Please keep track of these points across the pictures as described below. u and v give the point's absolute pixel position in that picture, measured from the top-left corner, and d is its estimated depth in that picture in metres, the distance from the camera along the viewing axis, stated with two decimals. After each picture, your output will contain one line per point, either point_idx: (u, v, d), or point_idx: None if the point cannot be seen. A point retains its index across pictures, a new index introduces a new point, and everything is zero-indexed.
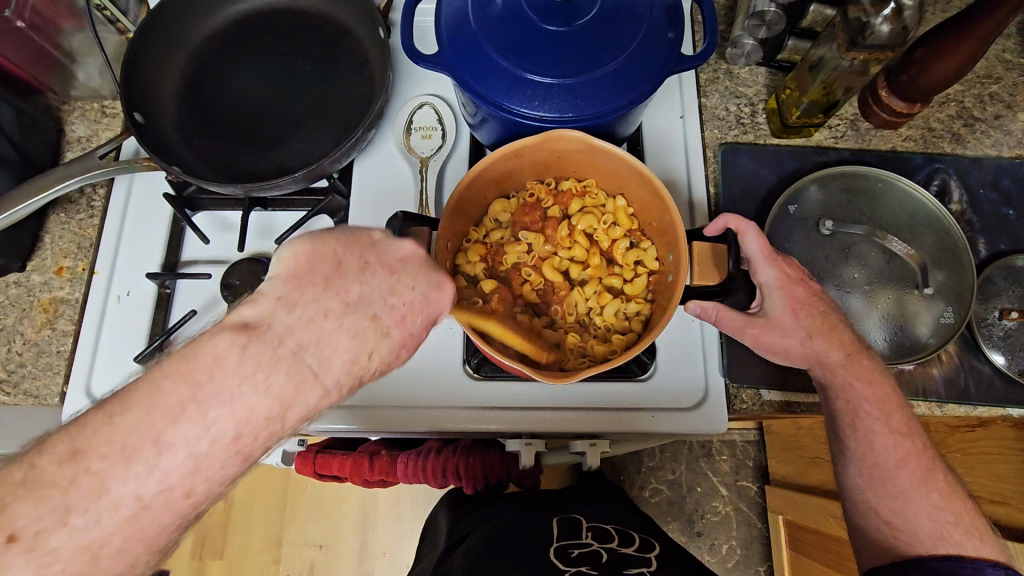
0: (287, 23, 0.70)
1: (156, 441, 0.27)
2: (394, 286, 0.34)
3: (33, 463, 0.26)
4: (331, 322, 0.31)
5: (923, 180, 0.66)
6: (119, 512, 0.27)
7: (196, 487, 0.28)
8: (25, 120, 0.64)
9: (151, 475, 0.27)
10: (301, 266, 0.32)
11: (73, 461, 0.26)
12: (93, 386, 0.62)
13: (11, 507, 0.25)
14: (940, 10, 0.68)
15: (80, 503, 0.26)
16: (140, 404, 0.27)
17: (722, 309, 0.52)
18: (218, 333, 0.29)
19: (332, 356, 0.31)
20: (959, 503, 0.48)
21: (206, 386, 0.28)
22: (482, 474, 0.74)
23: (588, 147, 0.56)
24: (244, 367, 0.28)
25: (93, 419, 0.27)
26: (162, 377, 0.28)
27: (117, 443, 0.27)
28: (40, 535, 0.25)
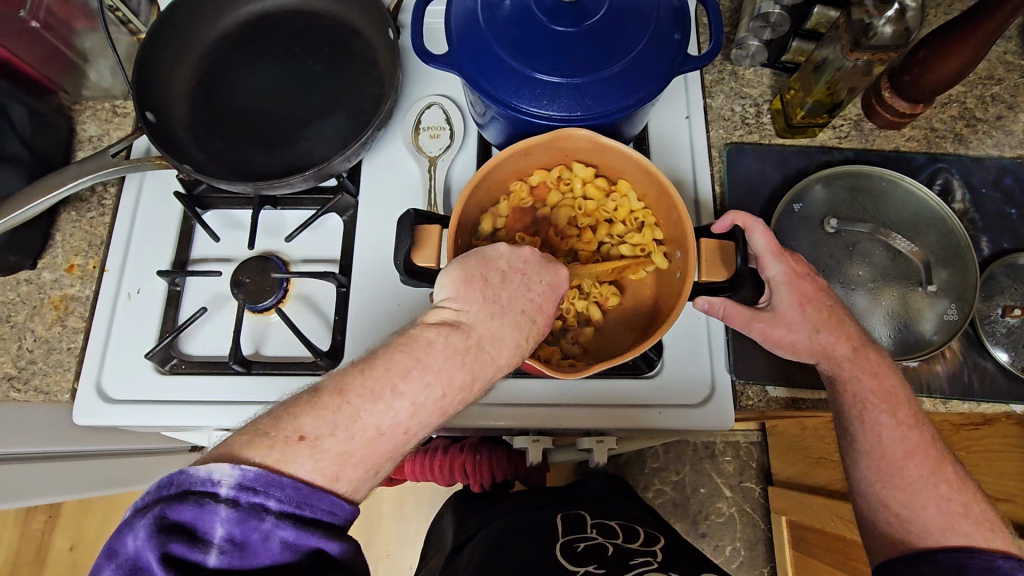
0: (297, 24, 0.70)
1: (393, 388, 0.36)
2: (526, 285, 0.44)
3: (313, 395, 0.35)
4: (500, 322, 0.41)
5: (926, 179, 0.67)
6: (366, 434, 0.35)
7: (411, 426, 0.37)
8: (39, 120, 0.65)
9: (388, 412, 0.36)
10: (462, 287, 0.41)
11: (339, 395, 0.35)
12: (104, 382, 0.62)
13: (300, 418, 0.34)
14: (941, 12, 0.69)
15: (343, 424, 0.34)
16: (381, 364, 0.36)
17: (729, 305, 0.53)
18: (426, 328, 0.39)
19: (503, 340, 0.41)
20: (967, 493, 0.49)
21: (425, 359, 0.37)
22: (489, 472, 0.74)
23: (594, 145, 0.57)
24: (448, 349, 0.38)
25: (352, 370, 0.36)
26: (395, 350, 0.37)
27: (368, 387, 0.36)
28: (319, 439, 0.34)
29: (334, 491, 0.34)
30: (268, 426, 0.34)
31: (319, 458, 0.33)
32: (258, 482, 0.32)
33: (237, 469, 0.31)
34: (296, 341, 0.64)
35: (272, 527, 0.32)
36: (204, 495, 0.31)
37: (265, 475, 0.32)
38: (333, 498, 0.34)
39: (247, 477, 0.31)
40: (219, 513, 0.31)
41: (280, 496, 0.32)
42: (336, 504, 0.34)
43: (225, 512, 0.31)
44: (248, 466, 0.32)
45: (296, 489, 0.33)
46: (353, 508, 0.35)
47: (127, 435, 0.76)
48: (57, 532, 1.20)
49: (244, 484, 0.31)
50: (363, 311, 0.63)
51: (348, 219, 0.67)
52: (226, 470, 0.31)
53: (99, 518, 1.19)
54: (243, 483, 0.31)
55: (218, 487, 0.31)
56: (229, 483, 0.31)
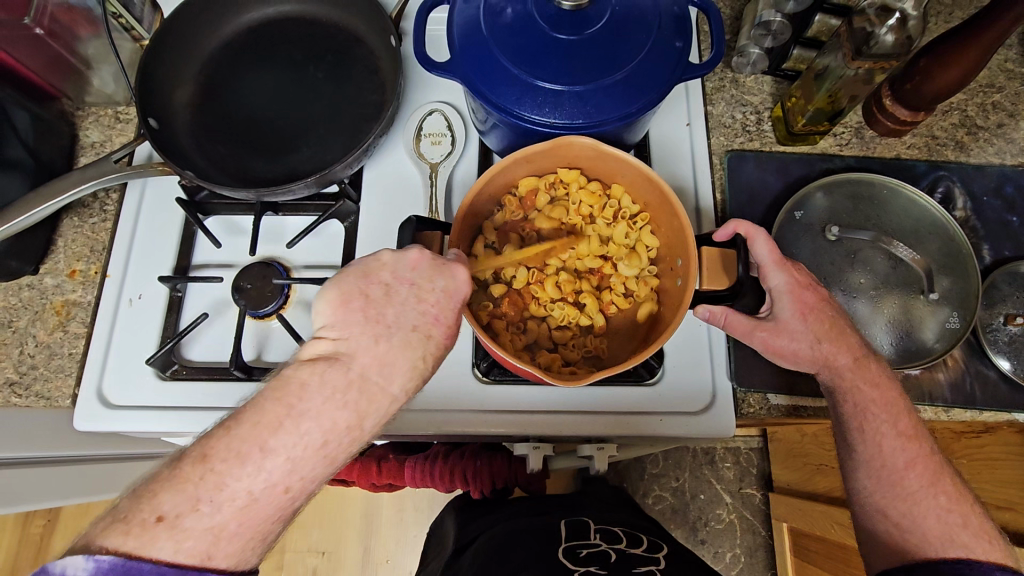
0: (299, 32, 0.71)
1: (263, 446, 0.34)
2: (416, 296, 0.42)
3: (175, 467, 0.34)
4: (383, 342, 0.39)
5: (927, 187, 0.67)
6: (235, 502, 0.34)
7: (291, 482, 0.35)
8: (41, 126, 0.65)
9: (258, 474, 0.34)
10: (340, 311, 0.40)
11: (202, 464, 0.34)
12: (105, 388, 0.62)
13: (158, 496, 0.33)
14: (942, 20, 0.69)
15: (205, 496, 0.33)
16: (249, 418, 0.35)
17: (730, 314, 0.53)
18: (301, 366, 0.37)
19: (393, 366, 0.39)
20: (967, 504, 0.49)
21: (299, 405, 0.36)
22: (488, 478, 0.74)
23: (596, 152, 0.58)
24: (326, 388, 0.36)
25: (219, 432, 0.35)
26: (264, 400, 0.36)
27: (233, 449, 0.34)
28: (178, 518, 0.33)
29: (209, 566, 0.33)
30: (126, 510, 0.33)
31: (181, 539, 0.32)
32: (114, 572, 0.30)
33: (91, 561, 0.30)
34: (297, 347, 0.64)
35: None
36: None
37: (122, 563, 0.31)
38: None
39: (101, 568, 0.30)
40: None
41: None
42: None
43: None
44: (102, 556, 0.30)
45: (160, 574, 0.31)
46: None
47: (126, 439, 0.76)
48: (55, 536, 1.20)
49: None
50: None
51: (349, 225, 0.67)
52: (79, 562, 0.30)
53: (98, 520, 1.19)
54: (97, 574, 0.30)
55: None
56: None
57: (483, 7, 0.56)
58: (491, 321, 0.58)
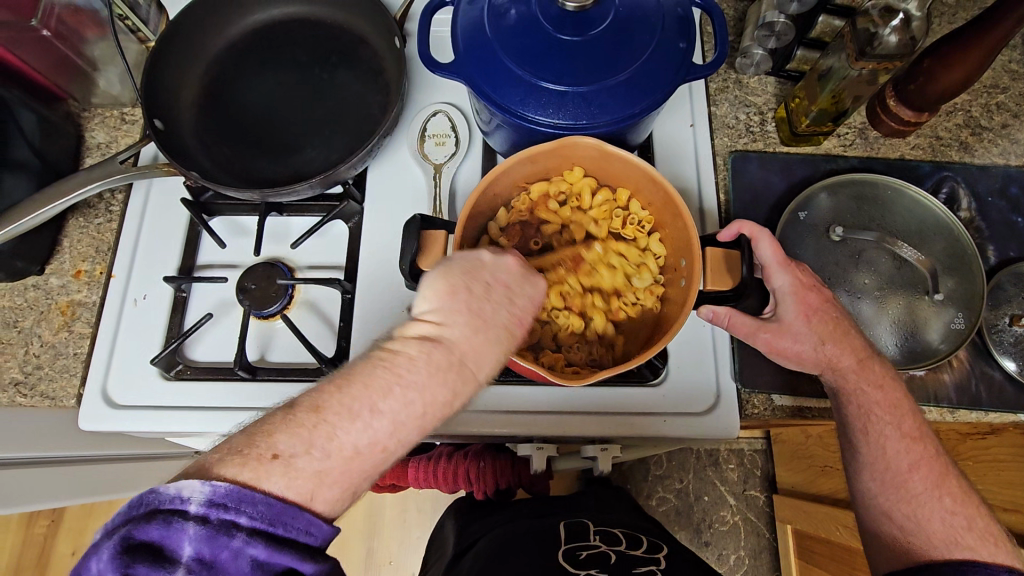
0: (304, 33, 0.71)
1: (372, 407, 0.34)
2: (510, 298, 0.40)
3: (289, 411, 0.34)
4: (481, 339, 0.38)
5: (932, 188, 0.67)
6: (343, 453, 0.34)
7: (389, 443, 0.35)
8: (48, 127, 0.65)
9: (367, 430, 0.34)
10: (445, 298, 0.38)
11: (315, 412, 0.34)
12: (109, 387, 0.62)
13: (275, 434, 0.33)
14: (946, 21, 0.69)
15: (319, 441, 0.33)
16: (360, 380, 0.35)
17: (734, 315, 0.53)
18: (407, 342, 0.37)
19: (486, 359, 0.38)
20: (973, 506, 0.48)
21: (407, 376, 0.35)
22: (493, 480, 0.73)
23: (600, 153, 0.57)
24: (431, 367, 0.36)
25: (327, 388, 0.35)
26: (375, 367, 0.35)
27: (345, 405, 0.34)
28: (292, 458, 0.32)
29: (310, 509, 0.33)
30: (241, 444, 0.33)
31: (291, 479, 0.32)
32: (229, 499, 0.31)
33: (207, 486, 0.30)
34: (300, 348, 0.64)
35: (243, 545, 0.31)
36: (173, 512, 0.30)
37: (236, 492, 0.31)
38: (310, 516, 0.33)
39: (218, 493, 0.30)
40: (187, 532, 0.30)
41: (252, 513, 0.31)
42: (314, 524, 0.33)
43: (194, 531, 0.30)
44: (219, 482, 0.31)
45: (269, 506, 0.31)
46: (331, 524, 0.34)
47: (130, 440, 0.76)
48: (59, 537, 1.20)
49: (214, 501, 0.30)
50: (368, 318, 0.63)
51: (353, 226, 0.67)
52: (196, 486, 0.30)
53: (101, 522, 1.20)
54: (213, 499, 0.30)
55: (187, 504, 0.30)
56: (199, 499, 0.30)
57: (487, 8, 0.56)
58: None
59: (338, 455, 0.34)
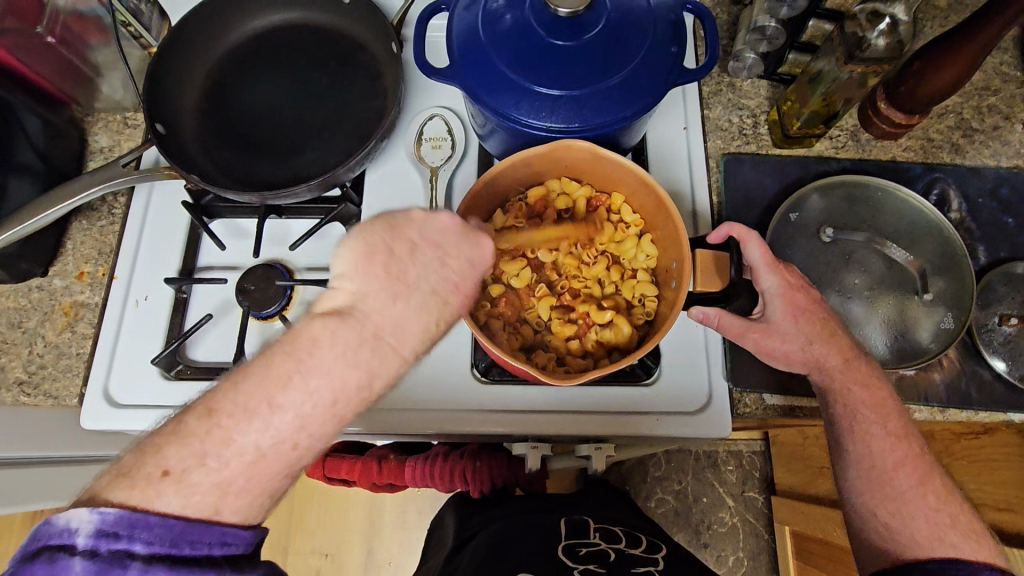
0: (303, 39, 0.72)
1: (270, 403, 0.33)
2: (440, 259, 0.40)
3: (181, 419, 0.33)
4: (400, 301, 0.37)
5: (923, 189, 0.68)
6: (243, 459, 0.32)
7: (299, 439, 0.34)
8: (52, 131, 0.67)
9: (267, 429, 0.33)
10: (361, 260, 0.37)
11: (209, 417, 0.33)
12: (112, 386, 0.63)
13: (164, 450, 0.32)
14: (937, 24, 0.70)
15: (212, 450, 0.32)
16: (257, 373, 0.33)
17: (724, 315, 0.54)
18: (313, 320, 0.35)
19: (408, 327, 0.37)
20: (957, 505, 0.49)
21: (308, 361, 0.34)
22: (488, 478, 0.74)
23: (593, 156, 0.58)
24: (338, 344, 0.34)
25: (222, 385, 0.34)
26: (274, 353, 0.34)
27: (240, 404, 0.33)
28: (184, 473, 0.31)
29: (218, 521, 0.32)
30: (129, 465, 0.32)
31: (187, 494, 0.31)
32: (120, 526, 0.30)
33: (95, 514, 0.29)
34: None
35: (138, 573, 0.29)
36: (59, 548, 0.29)
37: (127, 516, 0.30)
38: (220, 529, 0.32)
39: (107, 521, 0.29)
40: (74, 567, 0.29)
41: (148, 538, 0.30)
42: (229, 534, 0.33)
43: (82, 564, 0.29)
44: (107, 509, 0.30)
45: (167, 527, 0.31)
46: (252, 536, 0.34)
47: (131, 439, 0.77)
48: None
49: (103, 530, 0.29)
50: None
51: (351, 228, 0.68)
52: (83, 516, 0.29)
53: None
54: (101, 529, 0.29)
55: (76, 536, 0.29)
56: (86, 531, 0.29)
57: (482, 13, 0.57)
58: (487, 320, 0.59)
59: (237, 461, 0.32)
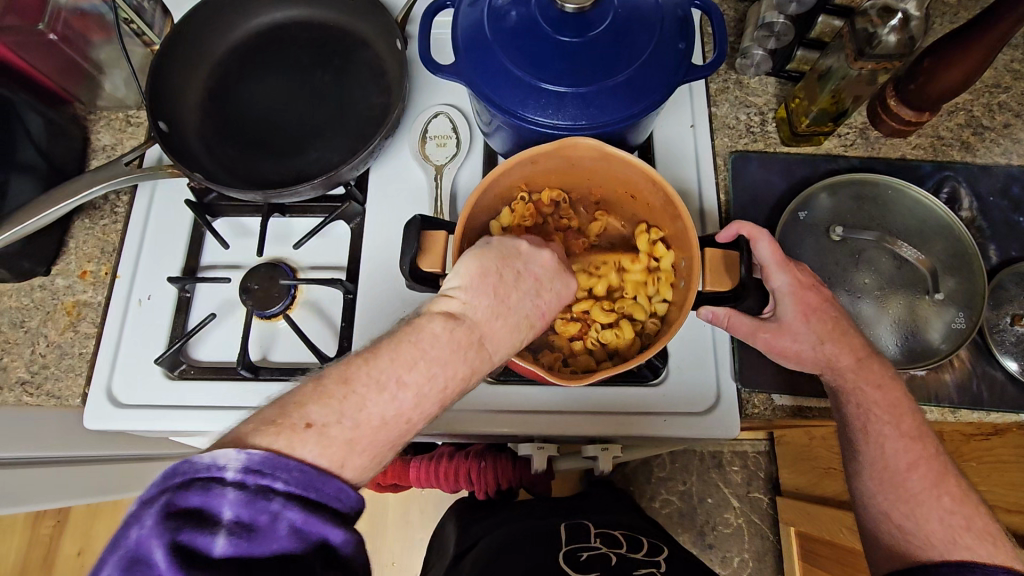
0: (307, 36, 0.72)
1: (398, 380, 0.37)
2: (537, 290, 0.44)
3: (317, 384, 0.36)
4: (502, 321, 0.42)
5: (933, 188, 0.67)
6: (371, 423, 0.36)
7: (413, 415, 0.38)
8: (54, 129, 0.66)
9: (393, 401, 0.37)
10: (476, 278, 0.42)
11: (345, 384, 0.36)
12: (114, 386, 0.63)
13: (306, 406, 0.35)
14: (947, 21, 0.69)
15: (349, 412, 0.35)
16: (386, 355, 0.38)
17: (734, 315, 0.53)
18: (432, 319, 0.40)
19: (503, 338, 0.42)
20: (971, 507, 0.48)
21: (430, 351, 0.38)
22: (494, 479, 0.74)
23: (601, 154, 0.57)
24: (451, 344, 0.39)
25: (357, 360, 0.37)
26: (398, 341, 0.38)
27: (373, 377, 0.37)
28: (326, 426, 0.34)
29: (340, 477, 0.34)
30: (274, 416, 0.34)
31: (326, 444, 0.34)
32: (265, 465, 0.31)
33: (242, 453, 0.31)
34: (301, 348, 0.64)
35: (281, 508, 0.31)
36: (210, 479, 0.30)
37: (271, 458, 0.31)
38: (340, 483, 0.33)
39: (254, 459, 0.31)
40: (227, 497, 0.30)
41: (288, 478, 0.31)
42: (343, 491, 0.34)
43: (233, 495, 0.30)
44: (255, 449, 0.31)
45: (303, 472, 0.32)
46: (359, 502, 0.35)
47: (134, 439, 0.76)
48: (65, 537, 1.21)
49: (251, 467, 0.31)
50: (369, 318, 0.64)
51: (355, 227, 0.68)
52: (231, 453, 0.31)
53: (107, 522, 1.21)
54: (249, 465, 0.31)
55: (224, 470, 0.30)
56: (235, 466, 0.31)
57: (488, 9, 0.57)
58: None
59: (367, 425, 0.36)
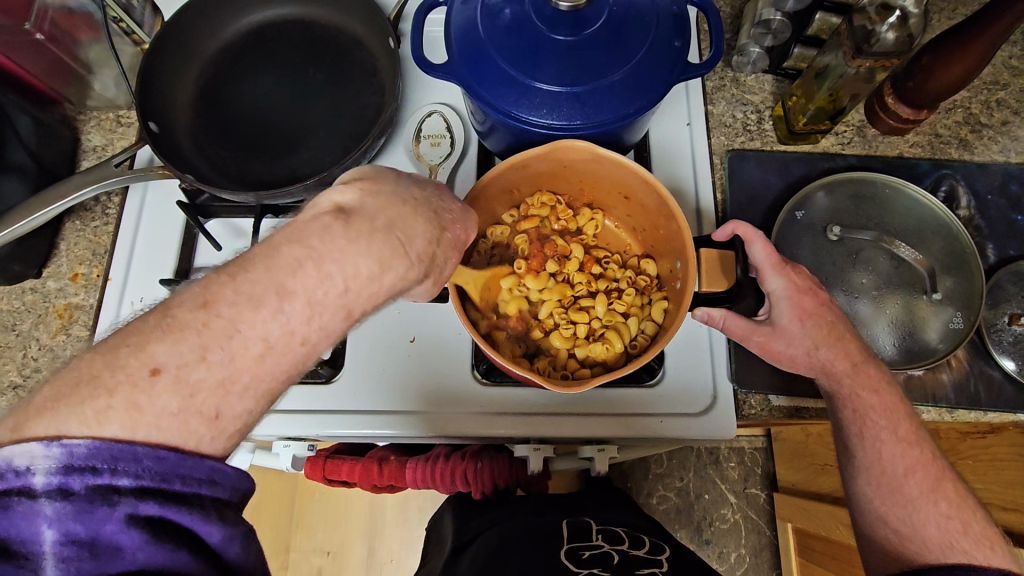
0: (300, 35, 0.71)
1: (282, 290, 0.32)
2: (437, 195, 0.43)
3: (164, 317, 0.31)
4: (406, 209, 0.38)
5: (931, 186, 0.66)
6: (250, 348, 0.32)
7: (308, 334, 0.33)
8: (43, 130, 0.66)
9: (276, 317, 0.32)
10: (371, 175, 0.40)
11: (205, 309, 0.31)
12: (122, 325, 0.64)
13: (150, 346, 0.30)
14: (946, 17, 0.69)
15: (216, 345, 0.31)
16: (261, 265, 0.33)
17: (728, 317, 0.53)
18: (321, 215, 0.35)
19: (414, 225, 0.38)
20: (968, 511, 0.48)
21: (321, 247, 0.34)
22: (489, 480, 0.74)
23: (594, 156, 0.56)
24: (350, 233, 0.35)
25: (219, 279, 0.32)
26: (280, 244, 0.34)
27: (243, 294, 0.32)
28: (180, 369, 0.30)
29: (207, 451, 0.31)
30: (97, 369, 0.29)
31: (188, 395, 0.30)
32: (94, 461, 0.28)
33: (57, 448, 0.28)
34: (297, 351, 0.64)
35: (125, 509, 0.28)
36: (21, 491, 0.27)
37: (107, 447, 0.28)
38: (212, 463, 0.31)
39: (73, 456, 0.28)
40: (45, 512, 0.27)
41: (133, 473, 0.29)
42: (217, 470, 0.31)
43: (52, 508, 0.28)
44: (73, 443, 0.28)
45: (159, 461, 0.29)
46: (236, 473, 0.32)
47: None
48: None
49: (71, 466, 0.28)
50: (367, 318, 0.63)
51: None
52: (38, 453, 0.27)
53: None
54: (67, 465, 0.28)
55: (34, 478, 0.27)
56: (46, 469, 0.27)
57: (481, 7, 0.56)
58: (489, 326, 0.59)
59: (242, 355, 0.32)
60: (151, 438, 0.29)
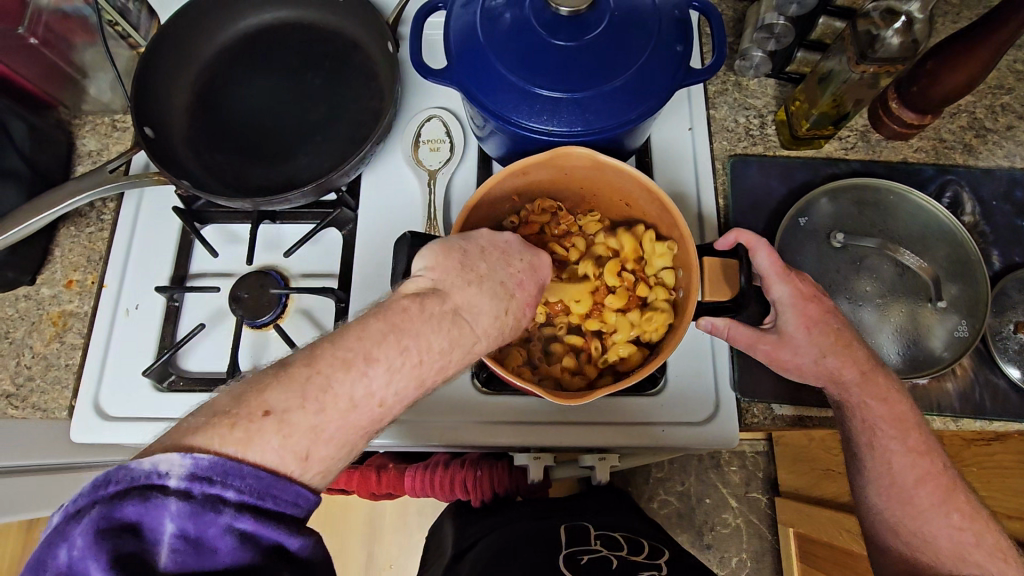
0: (296, 38, 0.70)
1: (367, 356, 0.36)
2: (507, 261, 0.44)
3: (286, 367, 0.35)
4: (474, 289, 0.41)
5: (935, 192, 0.66)
6: (339, 405, 0.35)
7: (386, 398, 0.36)
8: (38, 135, 0.65)
9: (362, 379, 0.35)
10: (437, 257, 0.42)
11: (309, 366, 0.35)
12: (117, 333, 0.64)
13: (267, 393, 0.34)
14: (949, 21, 0.68)
15: (313, 394, 0.34)
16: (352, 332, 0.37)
17: (733, 326, 0.53)
18: (400, 299, 0.39)
19: (480, 308, 0.41)
20: (981, 523, 0.48)
21: (403, 325, 0.37)
22: (489, 488, 0.73)
23: (592, 163, 0.55)
24: (423, 313, 0.38)
25: (322, 344, 0.36)
26: (368, 320, 0.37)
27: (338, 356, 0.36)
28: (286, 413, 0.33)
29: (298, 481, 0.33)
30: (227, 406, 0.33)
31: (287, 434, 0.33)
32: (213, 472, 0.31)
33: (189, 458, 0.30)
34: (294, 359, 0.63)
35: (229, 520, 0.30)
36: (151, 488, 0.30)
37: (221, 464, 0.31)
38: (299, 489, 0.33)
39: (200, 466, 0.30)
40: (168, 508, 0.30)
41: (239, 486, 0.31)
42: (301, 496, 0.33)
43: (175, 506, 0.30)
44: (201, 455, 0.31)
45: (258, 479, 0.32)
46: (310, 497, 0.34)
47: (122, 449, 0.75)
48: None
49: (197, 474, 0.30)
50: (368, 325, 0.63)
51: (347, 233, 0.66)
52: (175, 460, 0.30)
53: None
54: (194, 472, 0.30)
55: (167, 478, 0.30)
56: (179, 473, 0.30)
57: (481, 12, 0.55)
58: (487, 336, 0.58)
59: (332, 407, 0.35)
60: (257, 461, 0.32)
